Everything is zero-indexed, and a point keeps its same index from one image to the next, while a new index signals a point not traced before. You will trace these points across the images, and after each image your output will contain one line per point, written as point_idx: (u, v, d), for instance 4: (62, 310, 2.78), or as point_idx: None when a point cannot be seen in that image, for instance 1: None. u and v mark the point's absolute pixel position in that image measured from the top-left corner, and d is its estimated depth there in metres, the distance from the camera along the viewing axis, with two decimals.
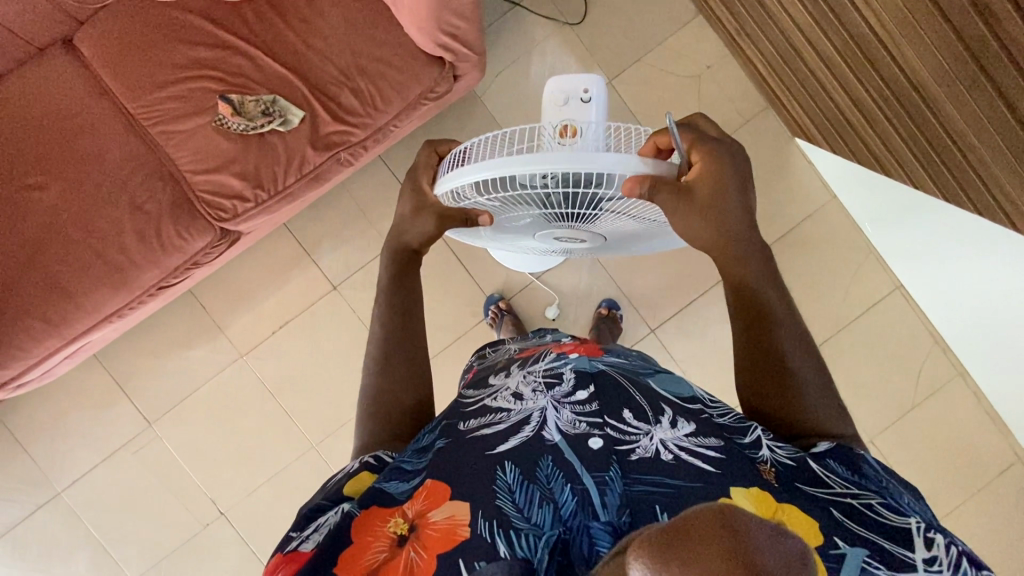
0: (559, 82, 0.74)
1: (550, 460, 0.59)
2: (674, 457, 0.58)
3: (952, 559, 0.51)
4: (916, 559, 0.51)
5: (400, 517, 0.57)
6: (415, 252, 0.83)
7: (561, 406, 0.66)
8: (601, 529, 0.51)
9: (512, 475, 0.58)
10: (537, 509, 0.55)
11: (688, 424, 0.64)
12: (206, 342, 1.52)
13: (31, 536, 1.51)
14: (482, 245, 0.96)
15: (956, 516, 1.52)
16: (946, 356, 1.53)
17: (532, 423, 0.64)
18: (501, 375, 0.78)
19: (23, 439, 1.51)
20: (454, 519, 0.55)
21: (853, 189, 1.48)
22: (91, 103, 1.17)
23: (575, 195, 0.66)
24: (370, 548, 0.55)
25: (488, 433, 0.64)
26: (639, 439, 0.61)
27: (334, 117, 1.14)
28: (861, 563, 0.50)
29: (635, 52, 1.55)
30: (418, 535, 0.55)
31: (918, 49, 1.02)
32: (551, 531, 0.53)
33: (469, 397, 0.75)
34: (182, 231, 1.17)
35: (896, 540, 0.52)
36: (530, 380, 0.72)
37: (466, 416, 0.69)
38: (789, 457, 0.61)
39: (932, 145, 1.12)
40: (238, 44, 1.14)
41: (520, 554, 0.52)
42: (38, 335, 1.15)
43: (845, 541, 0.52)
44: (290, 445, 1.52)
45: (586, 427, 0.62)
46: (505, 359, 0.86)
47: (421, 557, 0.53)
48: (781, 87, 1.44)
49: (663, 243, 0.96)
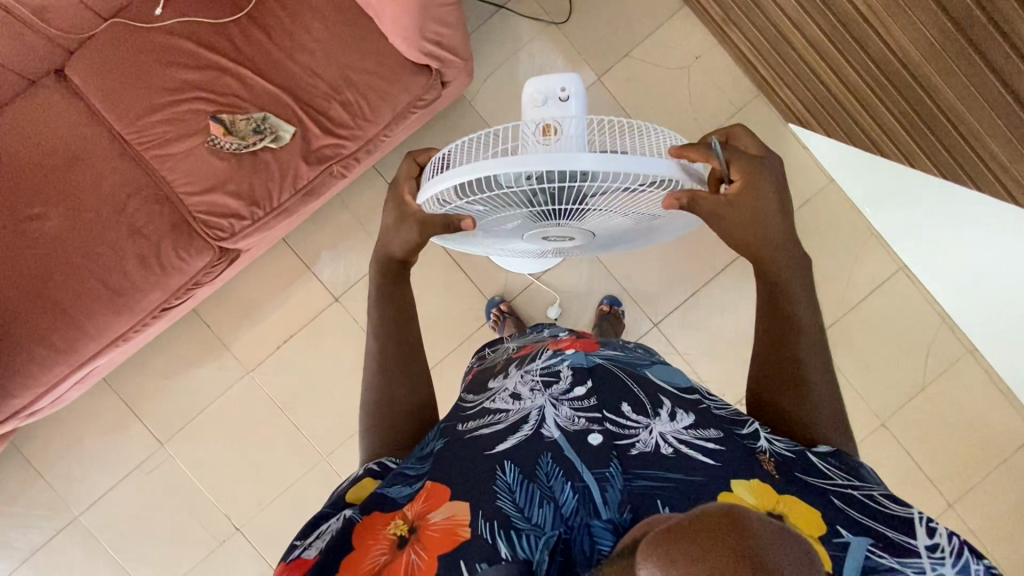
0: (537, 84, 0.75)
1: (549, 457, 0.58)
2: (674, 451, 0.58)
3: (954, 548, 0.51)
4: (919, 546, 0.51)
5: (400, 519, 0.58)
6: (404, 262, 0.83)
7: (559, 402, 0.66)
8: (602, 527, 0.52)
9: (511, 475, 0.58)
10: (537, 508, 0.55)
11: (688, 417, 0.64)
12: (212, 360, 1.53)
13: (51, 560, 1.52)
14: (474, 249, 0.97)
15: (975, 495, 1.50)
16: (955, 334, 1.51)
17: (531, 422, 0.64)
18: (500, 376, 0.78)
19: (39, 466, 1.53)
20: (454, 519, 0.56)
21: (851, 171, 1.46)
22: (85, 132, 1.19)
23: (560, 193, 0.66)
24: (371, 551, 0.56)
25: (487, 433, 0.64)
26: (639, 434, 0.61)
27: (325, 131, 1.15)
28: (864, 552, 0.51)
29: (623, 47, 1.54)
30: (419, 537, 0.55)
31: (905, 27, 1.00)
32: (552, 531, 0.53)
33: (470, 401, 0.75)
34: (181, 252, 1.18)
35: (897, 527, 0.53)
36: (527, 380, 0.72)
37: (465, 418, 0.70)
38: (788, 449, 0.62)
39: (926, 123, 1.11)
40: (226, 64, 1.15)
41: (521, 556, 0.51)
42: (46, 363, 1.17)
43: (848, 530, 0.52)
44: (300, 458, 1.53)
45: (585, 423, 0.62)
46: (504, 359, 0.86)
47: (422, 558, 0.53)
48: (770, 72, 1.44)
49: (653, 238, 0.96)
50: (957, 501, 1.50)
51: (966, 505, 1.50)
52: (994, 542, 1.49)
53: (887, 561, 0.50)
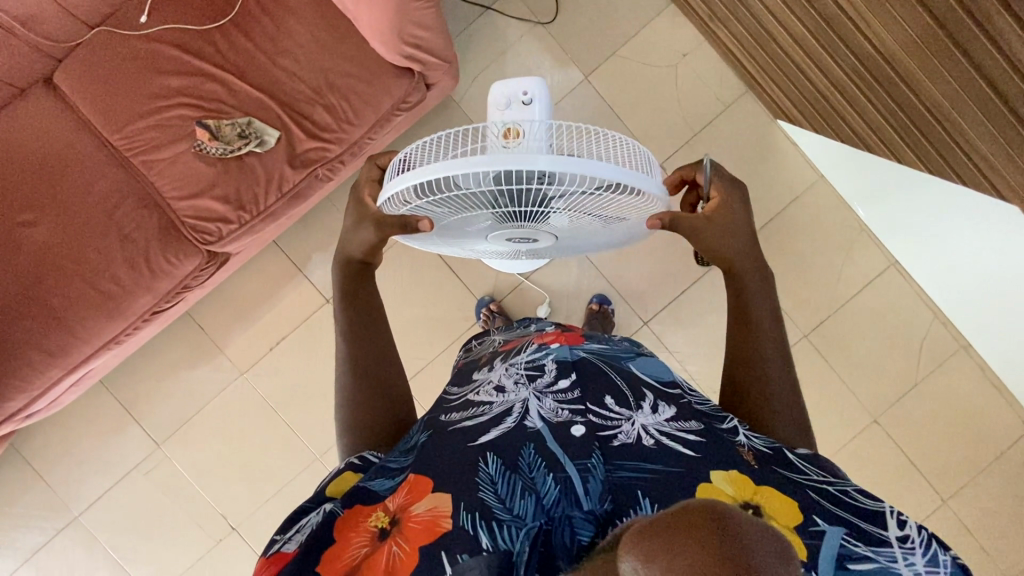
0: (501, 89, 0.78)
1: (532, 448, 0.58)
2: (655, 442, 0.58)
3: (923, 539, 0.51)
4: (890, 537, 0.50)
5: (381, 511, 0.58)
6: (365, 263, 0.84)
7: (544, 395, 0.66)
8: (583, 518, 0.53)
9: (494, 466, 0.58)
10: (518, 500, 0.55)
11: (669, 409, 0.64)
12: (206, 362, 1.55)
13: (52, 560, 1.55)
14: (435, 250, 0.97)
15: (968, 489, 1.49)
16: (947, 330, 1.50)
17: (514, 414, 0.63)
18: (484, 369, 0.78)
19: (38, 468, 1.56)
20: (436, 511, 0.55)
21: (840, 167, 1.46)
22: (74, 139, 1.21)
23: (519, 194, 0.67)
24: (352, 544, 0.55)
25: (470, 425, 0.64)
26: (621, 425, 0.60)
27: (309, 134, 1.17)
28: (839, 541, 0.50)
29: (610, 46, 1.54)
30: (402, 529, 0.55)
31: (886, 23, 1.00)
32: (534, 522, 0.53)
33: (454, 393, 0.75)
34: (170, 257, 1.20)
35: (869, 519, 0.52)
36: (512, 372, 0.71)
37: (448, 411, 0.70)
38: (765, 445, 0.61)
39: (911, 120, 1.11)
40: (210, 70, 1.17)
41: (502, 546, 0.52)
42: (40, 367, 1.19)
43: (823, 519, 0.52)
44: (294, 458, 1.54)
45: (569, 415, 0.61)
46: (490, 352, 0.85)
47: (403, 550, 0.54)
48: (757, 69, 1.43)
49: (614, 243, 0.97)
50: (951, 497, 1.49)
51: (960, 501, 1.49)
52: (989, 538, 1.49)
53: (862, 550, 0.50)
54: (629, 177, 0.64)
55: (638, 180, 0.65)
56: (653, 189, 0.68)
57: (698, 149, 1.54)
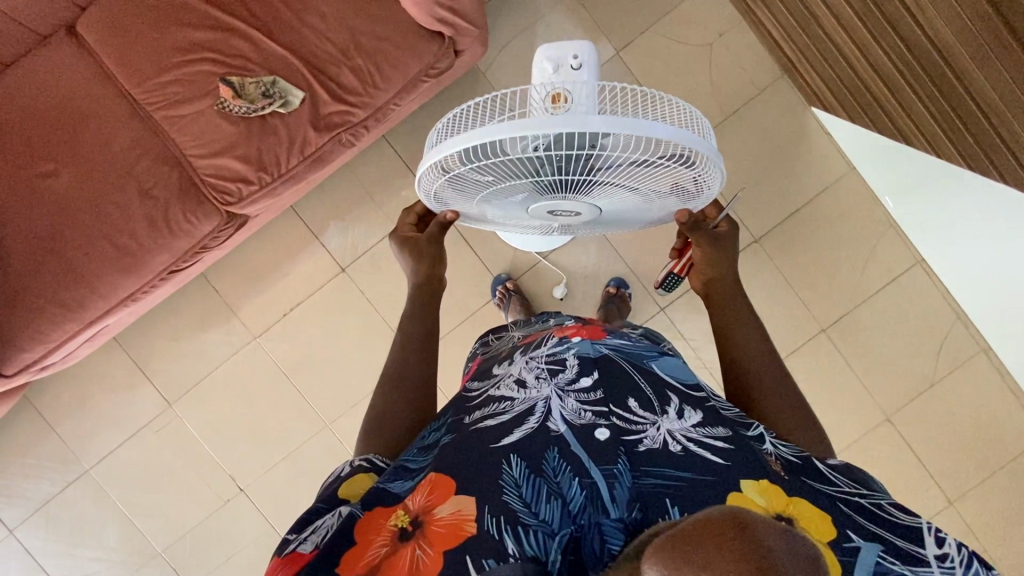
0: (549, 52, 0.80)
1: (556, 452, 0.57)
2: (683, 449, 0.57)
3: (963, 557, 0.49)
4: (927, 556, 0.49)
5: (402, 510, 0.57)
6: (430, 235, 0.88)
7: (566, 394, 0.63)
8: (612, 526, 0.51)
9: (518, 469, 0.56)
10: (544, 504, 0.53)
11: (695, 413, 0.62)
12: (220, 324, 1.55)
13: (62, 511, 1.58)
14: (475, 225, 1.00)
15: (977, 492, 1.48)
16: (969, 331, 1.48)
17: (537, 414, 0.61)
18: (505, 363, 0.76)
19: (52, 420, 1.57)
20: (459, 514, 0.54)
21: (874, 160, 1.41)
22: (96, 90, 1.19)
23: (568, 161, 0.68)
24: (372, 544, 0.55)
25: (492, 425, 0.62)
26: (646, 430, 0.59)
27: (334, 97, 1.14)
28: (875, 558, 0.49)
29: (645, 21, 1.50)
30: (425, 532, 0.54)
31: (943, 13, 0.96)
32: (563, 530, 0.51)
33: (474, 389, 0.73)
34: (190, 216, 1.19)
35: (907, 536, 0.51)
36: (532, 367, 0.69)
37: (470, 409, 0.68)
38: (793, 454, 0.61)
39: (953, 110, 1.06)
40: (236, 26, 1.15)
41: (530, 553, 0.50)
42: (56, 320, 1.19)
43: (858, 535, 0.51)
44: (304, 424, 1.55)
45: (593, 417, 0.60)
46: (509, 347, 0.84)
47: (427, 554, 0.52)
48: (796, 54, 1.38)
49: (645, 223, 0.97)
50: (958, 499, 1.48)
51: (966, 504, 1.48)
52: (994, 542, 1.48)
53: (898, 568, 0.49)
54: (680, 137, 0.63)
55: (690, 141, 0.64)
56: (706, 152, 0.67)
57: (727, 133, 1.50)
